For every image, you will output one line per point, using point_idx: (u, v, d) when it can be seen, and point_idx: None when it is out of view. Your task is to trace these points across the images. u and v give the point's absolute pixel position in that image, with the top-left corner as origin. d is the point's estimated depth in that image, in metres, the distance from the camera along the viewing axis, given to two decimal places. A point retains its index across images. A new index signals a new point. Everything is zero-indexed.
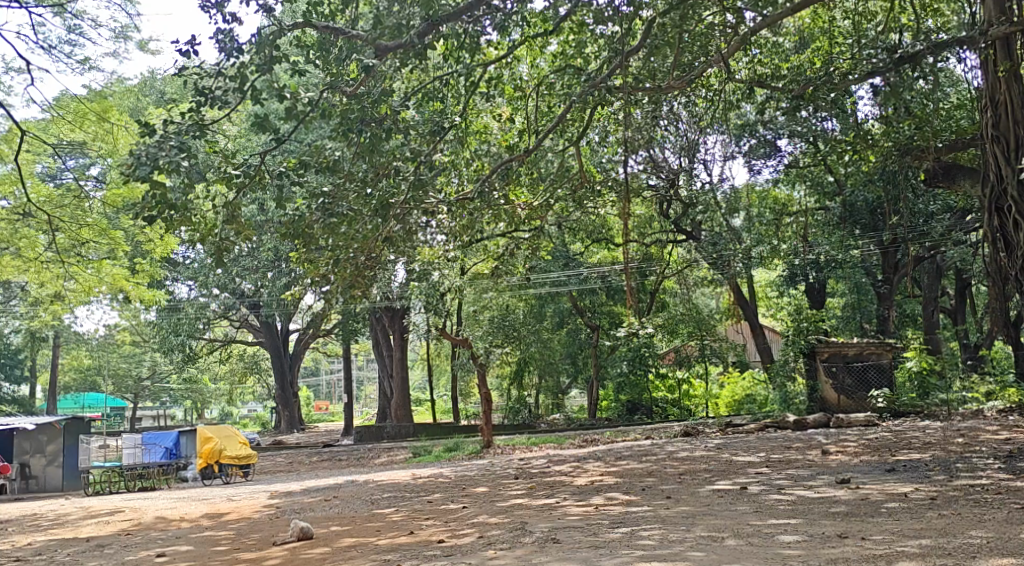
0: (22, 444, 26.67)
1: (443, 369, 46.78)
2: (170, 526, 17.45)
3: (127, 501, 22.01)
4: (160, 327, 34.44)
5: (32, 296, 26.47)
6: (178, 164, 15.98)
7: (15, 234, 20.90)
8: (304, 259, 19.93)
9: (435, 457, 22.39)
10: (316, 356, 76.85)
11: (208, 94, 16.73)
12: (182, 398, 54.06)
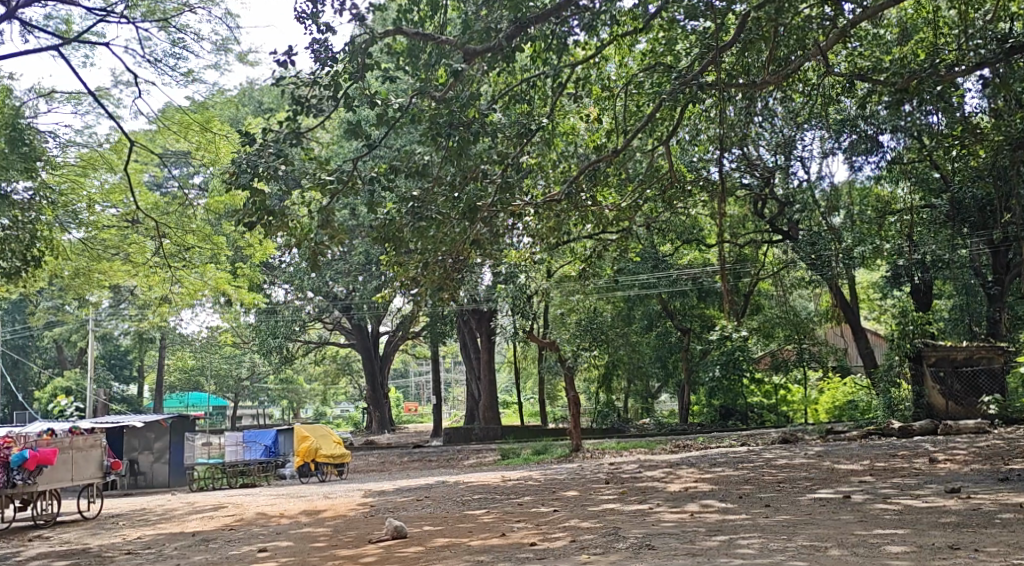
0: (131, 441, 27.06)
1: (531, 371, 46.42)
2: (271, 522, 17.49)
3: (229, 497, 22.17)
4: (258, 328, 34.59)
5: (139, 300, 26.87)
6: (277, 169, 16.99)
7: (125, 241, 21.75)
8: (393, 262, 19.88)
9: (525, 459, 22.13)
10: (404, 357, 76.99)
11: (304, 102, 17.33)
12: (278, 398, 54.55)
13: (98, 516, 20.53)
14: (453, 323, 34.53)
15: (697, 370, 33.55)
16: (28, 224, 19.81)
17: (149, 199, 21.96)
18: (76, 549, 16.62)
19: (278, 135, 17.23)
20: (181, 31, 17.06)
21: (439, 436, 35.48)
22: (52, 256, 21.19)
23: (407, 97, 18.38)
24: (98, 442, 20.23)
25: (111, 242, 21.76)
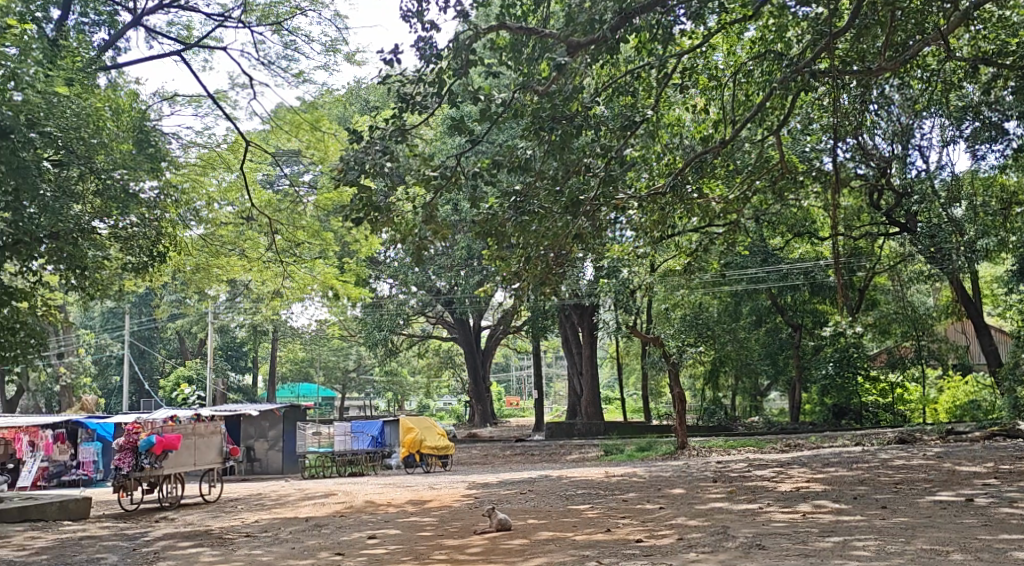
0: (247, 429, 27.66)
1: (635, 366, 45.77)
2: (380, 510, 17.53)
3: (338, 485, 22.33)
4: (365, 322, 34.83)
5: (254, 293, 27.39)
6: (382, 166, 17.07)
7: (240, 237, 23.50)
8: (495, 256, 19.90)
9: (630, 455, 21.81)
10: (507, 351, 76.68)
11: (409, 100, 17.31)
12: (385, 390, 54.98)
13: (218, 499, 20.97)
14: (555, 318, 34.45)
15: (809, 368, 33.28)
16: (155, 220, 20.24)
17: (263, 195, 22.80)
18: (198, 530, 17.00)
19: (385, 132, 17.33)
20: (293, 33, 18.44)
21: (540, 431, 35.25)
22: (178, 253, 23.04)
23: (510, 92, 18.13)
24: (218, 428, 20.73)
25: (229, 239, 23.58)
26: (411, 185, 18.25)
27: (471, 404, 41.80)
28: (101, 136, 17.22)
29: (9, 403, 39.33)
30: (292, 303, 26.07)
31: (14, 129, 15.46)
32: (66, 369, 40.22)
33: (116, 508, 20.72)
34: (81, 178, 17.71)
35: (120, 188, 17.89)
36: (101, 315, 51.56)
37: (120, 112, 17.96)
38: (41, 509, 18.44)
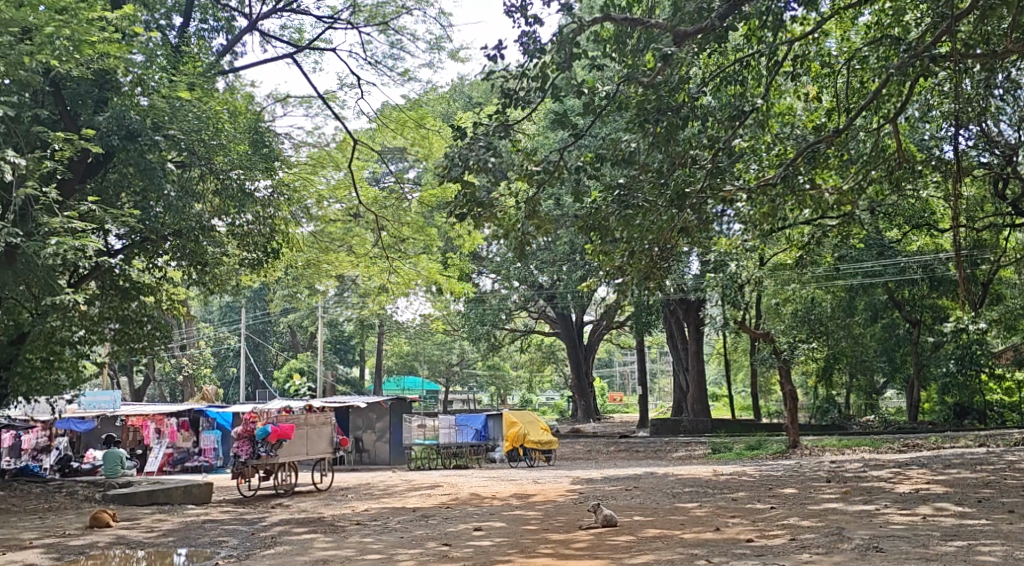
0: (356, 420, 27.99)
1: (743, 361, 44.85)
2: (484, 502, 17.61)
3: (443, 477, 22.29)
4: (467, 317, 34.79)
5: (360, 288, 27.63)
6: (487, 162, 16.88)
7: (348, 233, 24.06)
8: (598, 251, 19.59)
9: (738, 454, 21.30)
10: (611, 346, 75.97)
11: (512, 95, 17.12)
12: (488, 385, 55.04)
13: (329, 488, 21.21)
14: (657, 312, 33.56)
15: (930, 364, 32.26)
16: (270, 219, 21.52)
17: (369, 193, 22.97)
18: (312, 516, 17.46)
19: (488, 129, 17.12)
20: (399, 33, 19.71)
21: (644, 428, 34.73)
22: (290, 248, 23.93)
23: (615, 85, 17.82)
24: (328, 419, 20.83)
25: (337, 236, 24.21)
26: (516, 180, 18.15)
27: (575, 400, 41.52)
28: (220, 139, 19.01)
29: (133, 392, 40.67)
30: (398, 297, 26.45)
31: (141, 133, 18.13)
32: (188, 362, 41.49)
33: (235, 493, 21.16)
34: (202, 178, 19.69)
35: (237, 187, 19.80)
36: (218, 309, 52.93)
37: (236, 114, 19.70)
38: (168, 493, 18.88)
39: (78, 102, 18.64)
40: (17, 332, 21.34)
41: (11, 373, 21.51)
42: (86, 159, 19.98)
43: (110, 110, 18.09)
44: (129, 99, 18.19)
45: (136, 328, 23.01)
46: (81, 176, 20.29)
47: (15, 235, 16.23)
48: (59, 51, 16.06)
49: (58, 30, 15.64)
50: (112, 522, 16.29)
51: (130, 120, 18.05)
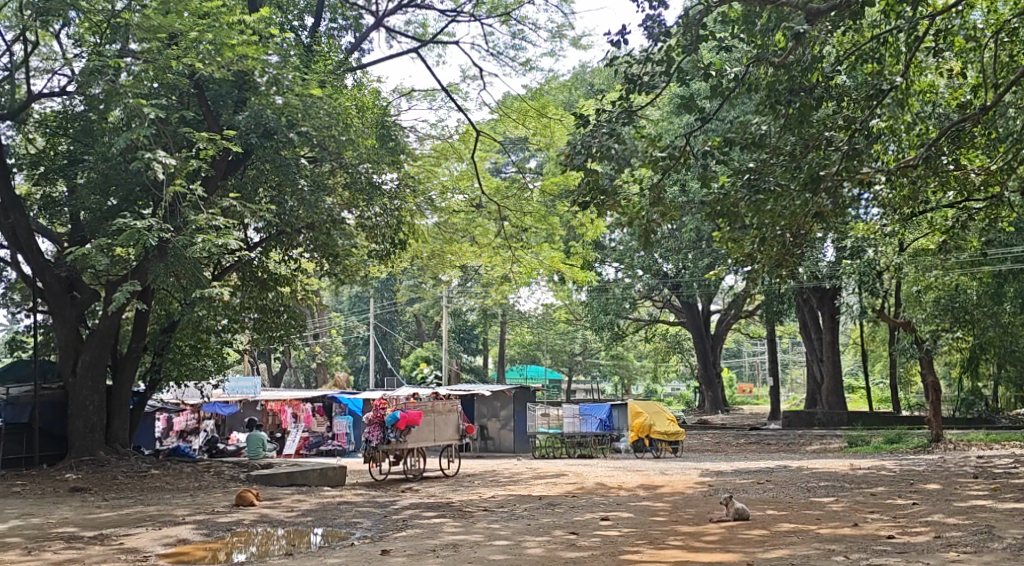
0: (481, 408, 27.99)
1: (880, 352, 43.17)
2: (611, 492, 18.19)
3: (569, 466, 22.05)
4: (591, 306, 34.35)
5: (484, 278, 27.61)
6: (610, 149, 16.45)
7: (470, 224, 24.16)
8: (727, 238, 18.96)
9: (876, 447, 20.50)
10: (739, 337, 74.19)
11: (636, 81, 16.71)
12: (613, 374, 54.42)
13: (457, 473, 21.15)
14: (791, 301, 32.15)
15: None
16: (396, 210, 21.84)
17: (491, 182, 23.05)
18: (440, 501, 17.54)
19: (612, 114, 16.77)
20: (521, 23, 19.55)
21: (776, 421, 33.75)
22: (415, 239, 24.13)
23: (744, 66, 17.21)
24: (455, 406, 20.79)
25: (460, 227, 24.40)
26: (641, 168, 17.77)
27: (702, 392, 40.62)
28: (349, 135, 19.61)
29: (269, 378, 41.49)
30: (520, 287, 26.29)
31: (277, 131, 18.85)
32: (320, 350, 42.13)
33: (366, 477, 21.30)
34: (332, 173, 20.65)
35: (366, 180, 20.50)
36: (348, 299, 53.67)
37: (364, 110, 20.27)
38: (306, 475, 19.04)
39: (219, 102, 19.33)
40: (168, 320, 22.76)
41: (161, 361, 22.57)
42: (228, 156, 20.53)
43: (249, 109, 18.76)
44: (265, 99, 18.91)
45: (274, 317, 23.38)
46: (222, 172, 20.54)
47: (166, 229, 17.38)
48: (202, 55, 17.52)
49: (201, 34, 17.22)
50: (256, 501, 16.43)
51: (267, 119, 18.70)
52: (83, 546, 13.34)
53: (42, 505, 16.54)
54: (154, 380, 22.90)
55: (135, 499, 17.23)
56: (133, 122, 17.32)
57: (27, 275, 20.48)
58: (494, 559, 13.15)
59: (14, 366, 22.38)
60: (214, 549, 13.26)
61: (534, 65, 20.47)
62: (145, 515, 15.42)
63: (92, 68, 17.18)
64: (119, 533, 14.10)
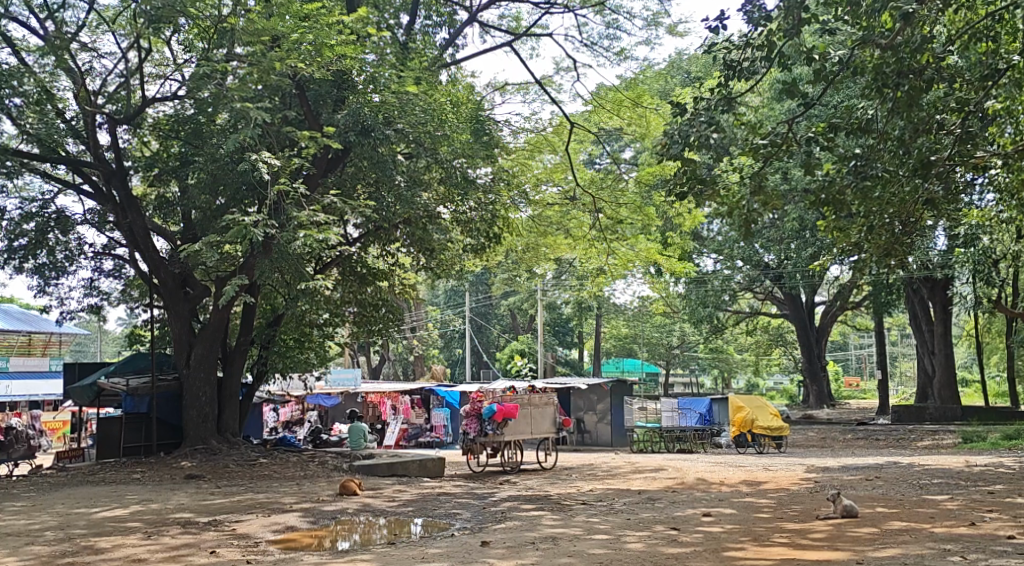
0: (577, 401, 27.67)
1: (996, 344, 41.51)
2: (712, 488, 17.74)
3: (669, 460, 21.62)
4: (689, 298, 33.78)
5: (579, 271, 27.32)
6: (709, 138, 16.07)
7: (565, 217, 23.82)
8: (831, 227, 17.72)
9: (993, 444, 19.65)
10: (843, 329, 72.32)
11: (735, 66, 16.27)
12: (711, 367, 53.50)
13: (554, 467, 20.90)
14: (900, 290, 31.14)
15: None
16: (490, 204, 21.66)
17: (585, 173, 22.85)
18: (538, 494, 17.30)
19: (709, 102, 16.22)
20: (616, 12, 19.24)
21: (886, 416, 32.78)
22: (509, 234, 23.90)
23: (849, 49, 16.08)
24: (553, 399, 20.45)
25: (555, 220, 24.04)
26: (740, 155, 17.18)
27: (806, 386, 39.58)
28: (445, 130, 19.45)
29: (368, 370, 41.73)
30: (615, 279, 25.95)
31: (374, 128, 18.88)
32: (417, 343, 42.19)
33: (464, 470, 21.26)
34: (428, 169, 20.19)
35: (461, 174, 20.48)
36: (443, 292, 53.69)
37: (459, 104, 19.68)
38: (406, 465, 18.99)
39: (319, 102, 19.59)
40: (274, 314, 22.72)
41: (267, 353, 22.68)
42: (327, 153, 20.91)
43: (348, 107, 18.95)
44: (361, 97, 19.17)
45: (373, 311, 23.46)
46: (323, 171, 21.05)
47: (271, 225, 17.56)
48: (304, 56, 17.84)
49: (302, 35, 17.34)
50: (359, 491, 16.37)
51: (365, 116, 18.83)
52: (198, 531, 13.40)
53: (159, 492, 16.72)
54: (259, 372, 22.91)
55: (245, 486, 17.35)
56: (241, 124, 17.70)
57: (143, 271, 20.85)
58: (595, 553, 12.83)
59: (133, 358, 22.77)
60: (321, 536, 13.20)
61: (629, 55, 20.11)
62: (255, 502, 15.46)
63: (201, 73, 17.43)
64: (231, 519, 14.14)
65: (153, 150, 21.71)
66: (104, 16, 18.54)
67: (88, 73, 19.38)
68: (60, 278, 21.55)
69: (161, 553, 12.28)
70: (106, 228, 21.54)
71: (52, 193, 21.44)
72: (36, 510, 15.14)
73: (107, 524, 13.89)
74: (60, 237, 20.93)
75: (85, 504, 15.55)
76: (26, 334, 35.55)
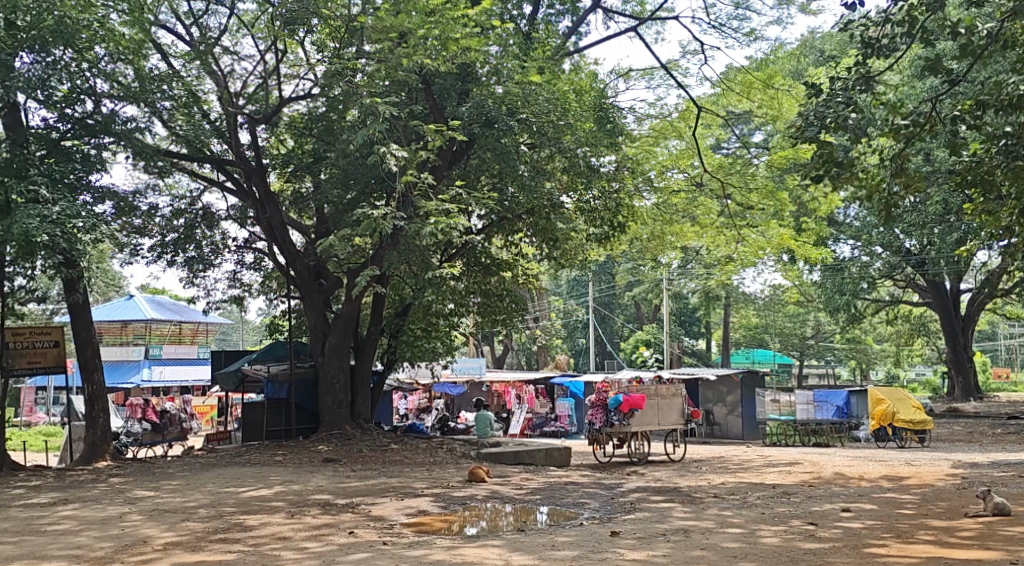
0: (706, 393, 27.07)
1: None
2: (851, 483, 16.95)
3: (805, 454, 20.90)
4: (825, 286, 32.77)
5: (707, 259, 26.78)
6: (847, 119, 14.99)
7: (693, 204, 23.25)
8: (980, 210, 16.64)
9: None
10: (989, 317, 69.31)
11: (873, 45, 15.18)
12: (847, 358, 51.94)
13: (684, 459, 20.33)
14: None
15: None
16: (613, 193, 20.98)
17: (714, 159, 22.10)
18: (669, 486, 16.82)
19: (847, 82, 15.23)
20: None
21: None
22: (634, 223, 23.23)
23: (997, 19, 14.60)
24: (681, 391, 19.71)
25: (682, 207, 23.35)
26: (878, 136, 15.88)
27: (951, 378, 37.87)
28: (568, 119, 19.08)
29: (494, 360, 41.74)
30: (746, 267, 25.21)
31: (497, 119, 18.63)
32: (543, 332, 41.96)
33: (591, 460, 20.97)
34: (550, 158, 19.96)
35: (584, 163, 19.99)
36: (568, 282, 53.26)
37: (581, 93, 19.78)
38: (532, 454, 18.73)
39: (444, 96, 19.44)
40: (402, 304, 22.85)
41: (396, 342, 22.89)
42: (452, 145, 20.54)
43: (472, 99, 18.70)
44: (485, 89, 19.07)
45: (498, 301, 23.27)
46: (448, 163, 20.60)
47: (400, 216, 17.46)
48: (430, 51, 17.46)
49: (429, 32, 17.14)
50: (486, 478, 16.14)
51: (488, 108, 18.58)
52: (337, 512, 13.33)
53: (299, 473, 16.83)
54: (390, 360, 23.11)
55: (379, 471, 17.35)
56: (369, 119, 17.44)
57: (280, 263, 21.10)
58: (730, 547, 12.28)
59: (274, 346, 22.91)
60: (451, 521, 12.99)
61: (760, 35, 19.41)
62: (389, 487, 15.38)
63: (333, 71, 17.77)
64: (366, 502, 14.04)
65: (289, 147, 21.91)
66: (244, 20, 18.66)
67: (230, 75, 19.65)
68: (207, 270, 22.04)
69: (304, 531, 12.23)
70: (247, 223, 21.80)
71: (198, 191, 21.82)
72: (189, 489, 15.36)
73: (254, 503, 13.96)
74: (207, 231, 21.24)
75: (233, 484, 15.69)
76: (177, 323, 36.81)
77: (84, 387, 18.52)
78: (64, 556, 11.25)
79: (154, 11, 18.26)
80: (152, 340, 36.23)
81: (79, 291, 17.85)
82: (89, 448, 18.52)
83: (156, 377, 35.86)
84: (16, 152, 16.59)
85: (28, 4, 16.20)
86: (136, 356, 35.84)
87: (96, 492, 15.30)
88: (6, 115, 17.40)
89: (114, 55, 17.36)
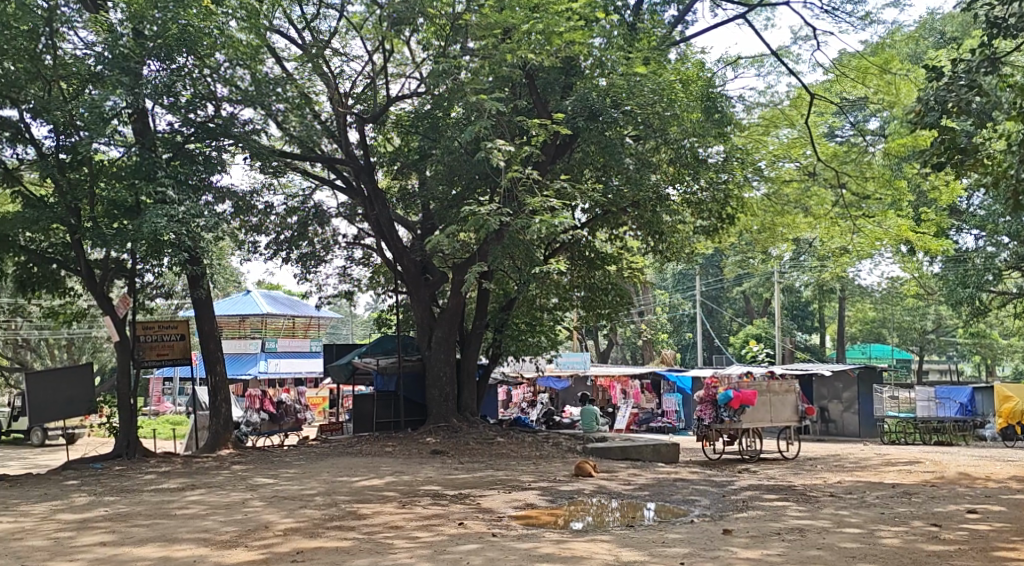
0: (820, 390, 26.23)
1: None
2: (977, 483, 16.10)
3: (926, 453, 20.02)
4: (947, 278, 31.51)
5: (820, 251, 25.95)
6: (970, 103, 14.11)
7: (806, 194, 22.40)
8: None
9: None
10: None
11: (999, 24, 14.18)
12: (971, 352, 49.90)
13: (798, 457, 19.63)
14: None
15: None
16: (722, 184, 20.39)
17: (828, 147, 21.29)
18: (783, 484, 16.23)
19: (970, 64, 14.27)
20: None
21: None
22: (744, 214, 22.58)
23: None
24: (794, 387, 18.92)
25: (795, 198, 22.59)
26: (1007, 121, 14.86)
27: None
28: (674, 110, 18.48)
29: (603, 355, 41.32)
30: (861, 258, 24.35)
31: (602, 112, 18.27)
32: (651, 327, 41.37)
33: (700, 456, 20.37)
34: (656, 150, 19.34)
35: (691, 154, 19.41)
36: (676, 276, 52.50)
37: (688, 82, 18.97)
38: (639, 450, 18.26)
39: (548, 90, 19.17)
40: (506, 298, 22.52)
41: (500, 336, 22.61)
42: (556, 139, 20.03)
43: (576, 93, 18.39)
44: (589, 82, 18.59)
45: (602, 296, 22.65)
46: (551, 158, 20.20)
47: (506, 213, 17.18)
48: (534, 45, 17.20)
49: (533, 26, 16.84)
50: (594, 472, 15.81)
51: (594, 101, 18.23)
52: (447, 503, 13.14)
53: (409, 464, 16.74)
54: (494, 354, 22.83)
55: (487, 463, 17.16)
56: (476, 116, 17.46)
57: (388, 259, 21.07)
58: (848, 547, 11.70)
59: (382, 340, 22.90)
60: (559, 515, 12.68)
61: (875, 18, 18.54)
62: (497, 479, 15.15)
63: (439, 71, 17.42)
64: (476, 493, 13.83)
65: (394, 144, 21.78)
66: (353, 22, 18.61)
67: (340, 77, 19.67)
68: (319, 266, 22.14)
69: (416, 521, 12.06)
70: (357, 219, 21.82)
71: (309, 189, 21.92)
72: (306, 477, 15.38)
73: (367, 492, 13.87)
74: (319, 229, 21.35)
75: (347, 473, 15.69)
76: (291, 318, 36.99)
77: (206, 378, 18.72)
78: (192, 539, 11.28)
79: (268, 16, 18.35)
80: (267, 333, 36.78)
81: (202, 286, 18.19)
82: (212, 436, 18.69)
83: (272, 369, 36.34)
84: (145, 155, 16.54)
85: (154, 14, 16.42)
86: (253, 348, 36.48)
87: (220, 478, 15.43)
88: (136, 121, 17.52)
89: (232, 61, 17.38)
